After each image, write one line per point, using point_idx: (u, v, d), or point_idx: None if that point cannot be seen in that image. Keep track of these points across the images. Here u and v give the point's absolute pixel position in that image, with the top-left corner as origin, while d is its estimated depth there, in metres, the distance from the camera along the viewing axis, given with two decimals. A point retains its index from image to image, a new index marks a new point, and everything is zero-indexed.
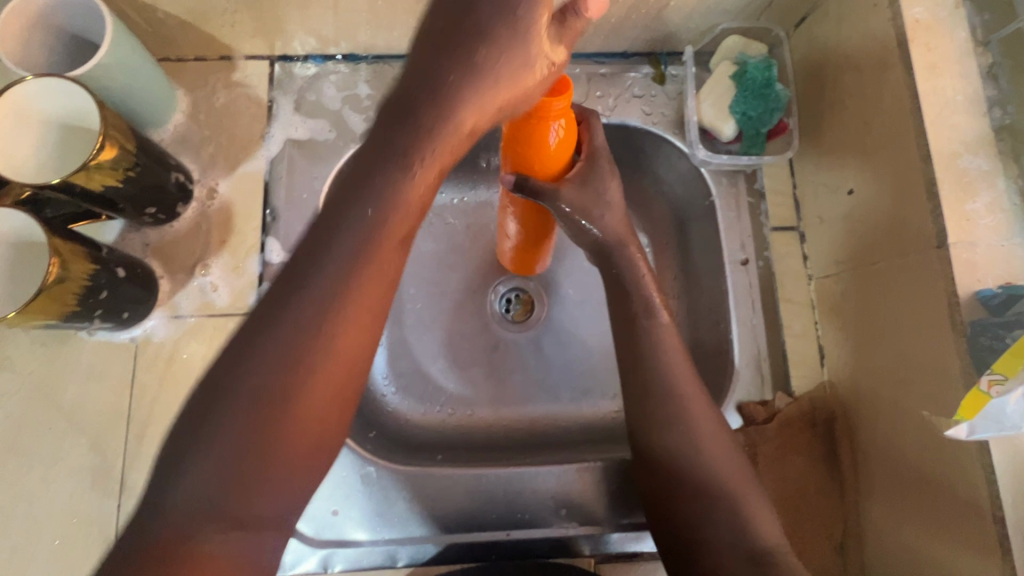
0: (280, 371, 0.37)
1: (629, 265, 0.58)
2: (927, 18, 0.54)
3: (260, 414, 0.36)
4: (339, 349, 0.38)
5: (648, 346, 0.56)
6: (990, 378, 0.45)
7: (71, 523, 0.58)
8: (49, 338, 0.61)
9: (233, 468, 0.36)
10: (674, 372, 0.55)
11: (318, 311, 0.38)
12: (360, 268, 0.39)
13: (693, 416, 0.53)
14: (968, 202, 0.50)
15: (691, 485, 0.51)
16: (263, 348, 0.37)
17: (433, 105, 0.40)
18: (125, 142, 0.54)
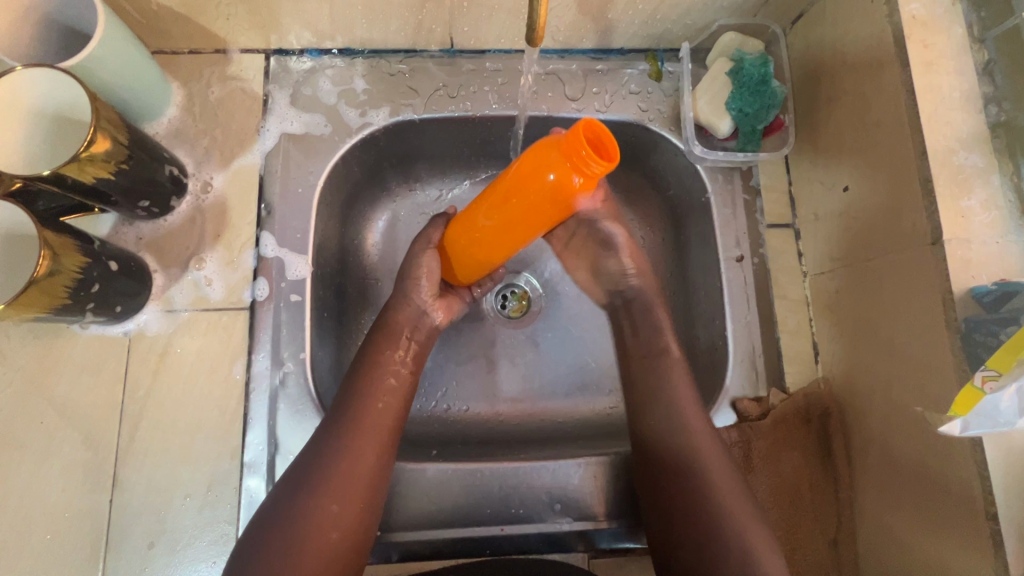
0: (320, 475, 0.52)
1: (648, 316, 0.65)
2: (923, 14, 0.54)
3: (304, 538, 0.50)
4: (360, 459, 0.54)
5: (664, 382, 0.61)
6: (984, 374, 0.45)
7: (63, 517, 0.58)
8: (41, 330, 0.61)
9: (293, 544, 0.49)
10: (680, 407, 0.59)
11: (349, 425, 0.55)
12: (367, 410, 0.56)
13: (696, 447, 0.57)
14: (963, 199, 0.50)
15: (693, 516, 0.54)
16: (312, 478, 0.53)
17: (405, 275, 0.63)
18: (117, 134, 0.54)
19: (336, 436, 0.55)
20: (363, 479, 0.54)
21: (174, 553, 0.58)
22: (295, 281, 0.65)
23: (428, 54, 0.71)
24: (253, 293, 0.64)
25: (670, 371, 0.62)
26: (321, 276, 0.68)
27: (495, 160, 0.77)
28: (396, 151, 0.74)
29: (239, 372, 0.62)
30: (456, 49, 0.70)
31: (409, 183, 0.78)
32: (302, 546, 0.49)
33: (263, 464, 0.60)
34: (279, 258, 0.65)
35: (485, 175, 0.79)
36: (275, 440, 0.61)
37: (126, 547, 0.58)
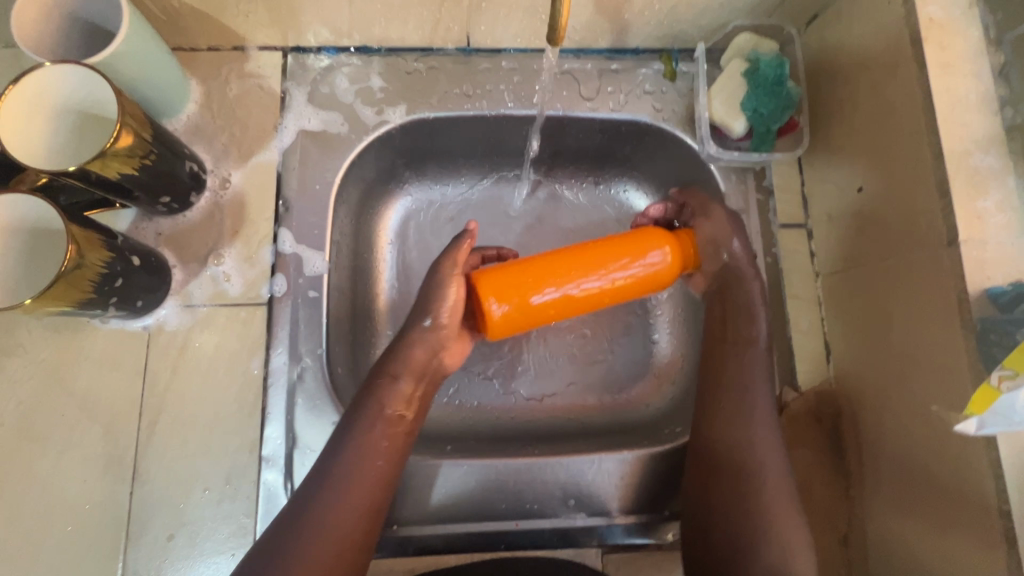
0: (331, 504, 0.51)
1: (746, 296, 0.64)
2: (941, 17, 0.54)
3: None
4: (366, 486, 0.53)
5: (745, 379, 0.60)
6: (1000, 373, 0.45)
7: (83, 509, 0.58)
8: (63, 324, 0.61)
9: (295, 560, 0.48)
10: (752, 418, 0.58)
11: (358, 454, 0.53)
12: (365, 460, 0.53)
13: (760, 462, 0.56)
14: (979, 200, 0.51)
15: (732, 517, 0.54)
16: (291, 549, 0.48)
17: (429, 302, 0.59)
18: (141, 130, 0.54)
19: (324, 504, 0.51)
20: (354, 523, 0.51)
21: (193, 545, 0.59)
22: (313, 276, 0.66)
23: (445, 52, 0.71)
24: (271, 289, 0.65)
25: (755, 360, 0.62)
26: (337, 272, 0.69)
27: (510, 158, 0.78)
28: (413, 149, 0.74)
29: (258, 367, 0.63)
30: (472, 48, 0.71)
31: (423, 182, 0.78)
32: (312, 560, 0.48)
33: (281, 457, 0.61)
34: (297, 254, 0.66)
35: (499, 175, 0.80)
36: (292, 434, 0.62)
37: (146, 538, 0.58)
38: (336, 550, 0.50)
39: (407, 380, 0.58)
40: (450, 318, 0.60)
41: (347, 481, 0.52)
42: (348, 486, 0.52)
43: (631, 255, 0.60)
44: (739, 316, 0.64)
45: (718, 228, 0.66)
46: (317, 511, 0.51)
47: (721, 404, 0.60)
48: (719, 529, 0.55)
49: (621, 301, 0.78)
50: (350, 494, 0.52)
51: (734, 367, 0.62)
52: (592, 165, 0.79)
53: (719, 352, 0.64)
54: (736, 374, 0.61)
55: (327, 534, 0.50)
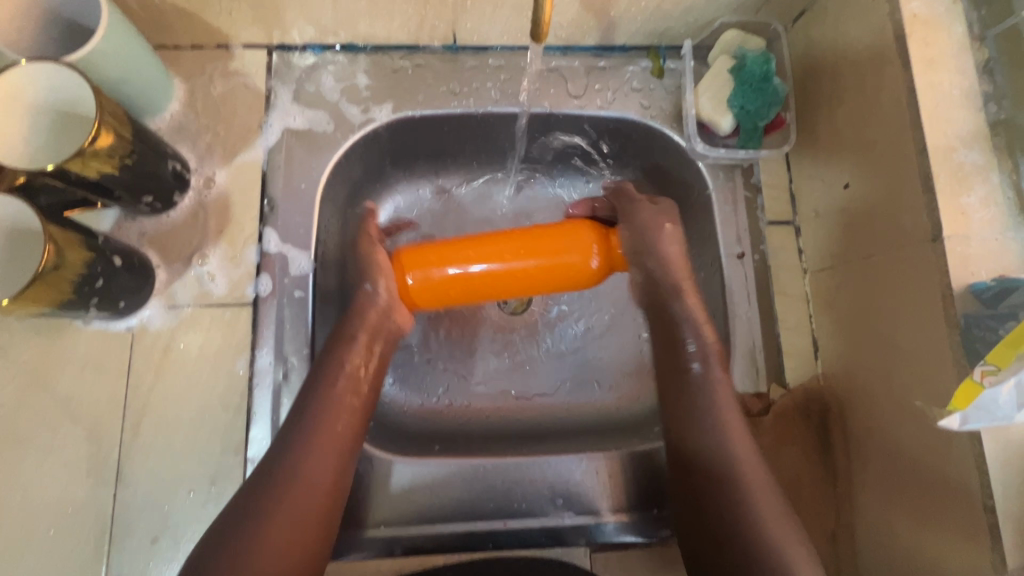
0: (299, 452, 0.51)
1: (687, 317, 0.62)
2: (925, 13, 0.54)
3: (260, 537, 0.47)
4: (332, 436, 0.53)
5: (700, 384, 0.59)
6: (983, 368, 0.45)
7: (65, 512, 0.58)
8: (44, 326, 0.61)
9: (262, 505, 0.49)
10: (718, 405, 0.58)
11: (317, 406, 0.54)
12: (328, 411, 0.54)
13: (734, 453, 0.55)
14: (963, 196, 0.51)
15: (718, 510, 0.53)
16: (262, 495, 0.49)
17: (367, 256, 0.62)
18: (121, 129, 0.53)
19: (289, 447, 0.52)
20: (325, 468, 0.52)
21: (177, 548, 0.58)
22: (298, 276, 0.65)
23: (431, 50, 0.71)
24: (256, 289, 0.64)
25: (706, 388, 0.59)
26: (324, 271, 0.69)
27: (497, 157, 0.77)
28: (400, 147, 0.74)
29: (242, 368, 0.62)
30: (459, 46, 0.71)
31: (411, 181, 0.78)
32: (287, 508, 0.49)
33: None
34: (282, 253, 0.65)
35: (487, 174, 0.79)
36: (278, 435, 0.61)
37: (129, 542, 0.58)
38: (308, 490, 0.50)
39: (361, 340, 0.59)
40: (392, 286, 0.60)
41: (310, 428, 0.53)
42: (313, 436, 0.52)
43: (540, 257, 0.59)
44: (679, 343, 0.62)
45: (653, 230, 0.63)
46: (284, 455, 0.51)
47: (693, 408, 0.58)
48: (711, 519, 0.53)
49: (609, 299, 0.78)
50: (319, 446, 0.52)
51: (696, 392, 0.59)
52: (580, 163, 0.79)
53: (672, 379, 0.62)
54: (691, 395, 0.59)
55: (299, 479, 0.50)
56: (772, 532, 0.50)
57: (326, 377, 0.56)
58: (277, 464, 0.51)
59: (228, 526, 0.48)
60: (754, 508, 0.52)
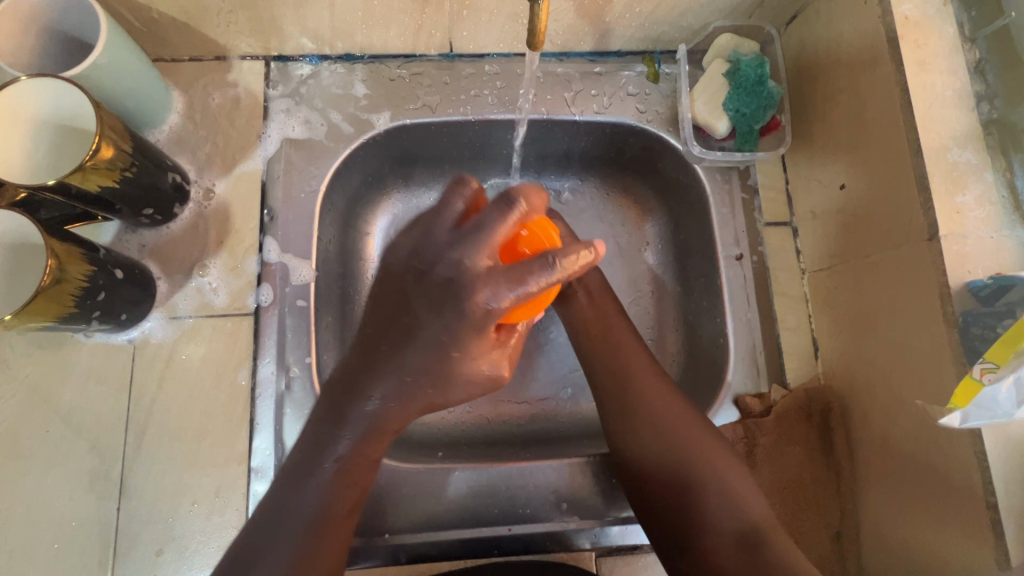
0: (308, 538, 0.50)
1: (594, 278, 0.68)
2: (915, 15, 0.55)
3: None
4: (340, 516, 0.52)
5: (615, 329, 0.65)
6: (982, 366, 0.45)
7: (70, 526, 0.58)
8: (46, 339, 0.61)
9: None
10: (629, 358, 0.63)
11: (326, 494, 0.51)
12: (335, 495, 0.52)
13: (649, 394, 0.60)
14: (958, 195, 0.51)
15: (658, 455, 0.58)
16: (291, 522, 0.50)
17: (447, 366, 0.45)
18: (120, 142, 0.54)
19: (310, 505, 0.51)
20: (339, 539, 0.52)
21: (182, 560, 0.58)
22: (300, 286, 0.65)
23: (428, 58, 0.71)
24: (257, 299, 0.64)
25: (621, 333, 0.64)
26: (324, 280, 0.69)
27: (495, 163, 0.78)
28: (397, 154, 0.74)
29: (245, 378, 0.62)
30: (455, 54, 0.71)
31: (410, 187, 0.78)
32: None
33: (271, 468, 0.60)
34: (282, 263, 0.65)
35: (485, 180, 0.80)
36: (281, 445, 0.61)
37: (135, 554, 0.58)
38: (337, 532, 0.52)
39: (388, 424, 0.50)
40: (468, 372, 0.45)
41: (337, 481, 0.51)
42: (325, 522, 0.51)
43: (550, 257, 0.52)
44: (594, 299, 0.66)
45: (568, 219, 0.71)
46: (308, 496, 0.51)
47: (615, 385, 0.61)
48: (654, 481, 0.57)
49: None
50: (331, 525, 0.51)
51: (613, 347, 0.63)
52: (576, 168, 0.79)
53: (599, 334, 0.65)
54: (608, 362, 0.63)
55: (320, 555, 0.51)
56: (703, 466, 0.57)
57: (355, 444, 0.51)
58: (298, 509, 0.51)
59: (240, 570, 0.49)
60: (677, 444, 0.58)
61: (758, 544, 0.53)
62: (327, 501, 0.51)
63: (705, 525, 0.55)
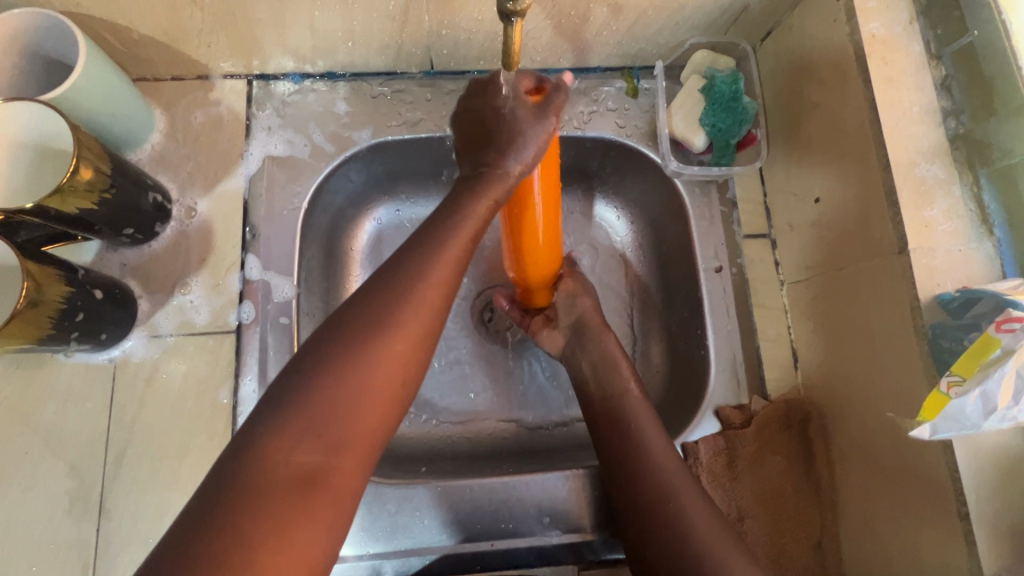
0: (352, 358, 0.38)
1: (602, 348, 0.66)
2: (882, 33, 0.56)
3: (311, 423, 0.36)
4: (409, 331, 0.40)
5: (629, 405, 0.62)
6: (949, 379, 0.46)
7: (48, 548, 0.57)
8: (25, 359, 0.61)
9: (307, 428, 0.36)
10: (626, 399, 0.62)
11: (387, 308, 0.40)
12: (408, 297, 0.41)
13: (635, 431, 0.60)
14: (926, 209, 0.52)
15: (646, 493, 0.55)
16: (345, 335, 0.39)
17: (501, 115, 0.46)
18: (99, 164, 0.54)
19: (364, 320, 0.40)
20: (409, 347, 0.40)
21: None
22: (282, 303, 0.66)
23: (409, 75, 0.72)
24: (239, 317, 0.64)
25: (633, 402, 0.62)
26: (307, 296, 0.69)
27: None
28: (380, 170, 0.75)
29: (226, 397, 0.62)
30: (437, 71, 0.72)
31: (393, 202, 0.78)
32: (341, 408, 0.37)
33: None
34: (264, 280, 0.66)
35: None
36: None
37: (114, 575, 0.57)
38: (398, 346, 0.40)
39: (478, 206, 0.46)
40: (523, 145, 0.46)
41: (411, 271, 0.42)
42: (387, 326, 0.40)
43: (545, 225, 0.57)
44: (604, 373, 0.65)
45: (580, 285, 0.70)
46: (371, 304, 0.41)
47: (615, 430, 0.61)
48: (659, 553, 0.53)
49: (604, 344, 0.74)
50: (400, 334, 0.40)
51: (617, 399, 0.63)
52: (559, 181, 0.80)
53: (608, 409, 0.63)
54: (615, 426, 0.61)
55: (379, 372, 0.38)
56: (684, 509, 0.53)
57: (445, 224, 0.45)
58: (360, 306, 0.41)
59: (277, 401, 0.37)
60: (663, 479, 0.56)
61: None
62: (388, 304, 0.41)
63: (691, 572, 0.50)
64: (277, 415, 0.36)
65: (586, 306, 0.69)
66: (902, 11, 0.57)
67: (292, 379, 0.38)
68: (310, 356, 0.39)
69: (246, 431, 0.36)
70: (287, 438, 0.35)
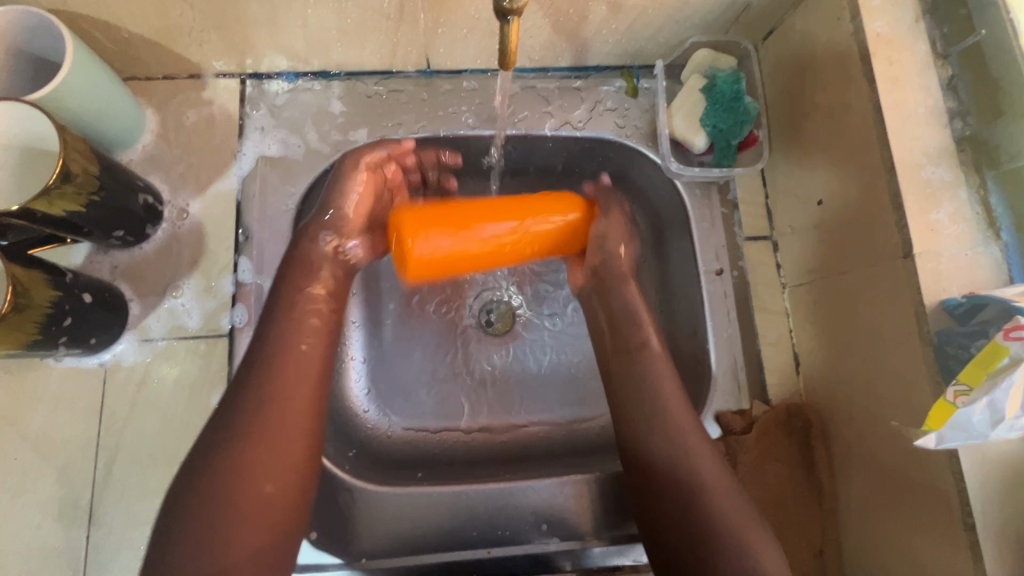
0: (250, 441, 0.47)
1: (624, 298, 0.64)
2: (888, 32, 0.55)
3: (227, 501, 0.44)
4: (294, 400, 0.50)
5: (653, 370, 0.60)
6: (956, 388, 0.45)
7: (37, 557, 0.56)
8: (13, 364, 0.59)
9: (208, 517, 0.43)
10: (656, 370, 0.60)
11: (268, 390, 0.49)
12: (285, 376, 0.50)
13: (660, 403, 0.57)
14: (932, 213, 0.51)
15: (675, 472, 0.54)
16: (234, 428, 0.47)
17: (337, 189, 0.60)
18: (87, 166, 0.53)
19: (251, 399, 0.49)
20: (301, 415, 0.50)
21: None
22: None
23: (405, 75, 0.71)
24: (231, 320, 0.63)
25: (657, 364, 0.60)
26: None
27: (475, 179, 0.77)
28: None
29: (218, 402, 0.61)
30: (432, 70, 0.70)
31: None
32: (242, 487, 0.45)
33: None
34: (257, 283, 0.65)
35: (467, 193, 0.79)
36: None
37: None
38: (288, 411, 0.49)
39: (321, 262, 0.58)
40: (353, 211, 0.61)
41: (279, 360, 0.51)
42: (273, 400, 0.49)
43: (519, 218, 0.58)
44: (618, 324, 0.64)
45: (614, 226, 0.64)
46: (247, 405, 0.48)
47: (640, 400, 0.58)
48: (679, 530, 0.52)
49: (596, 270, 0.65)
50: (287, 400, 0.49)
51: (641, 368, 0.60)
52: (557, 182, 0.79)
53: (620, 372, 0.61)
54: (654, 411, 0.57)
55: (274, 442, 0.48)
56: (713, 486, 0.52)
57: (298, 317, 0.54)
58: (242, 398, 0.49)
59: (195, 490, 0.44)
60: (692, 458, 0.54)
61: None
62: (261, 377, 0.50)
63: (718, 552, 0.49)
64: (178, 527, 0.43)
65: (617, 252, 0.65)
66: (908, 9, 0.55)
67: (194, 480, 0.45)
68: (208, 455, 0.46)
69: (158, 547, 0.43)
70: (199, 524, 0.43)
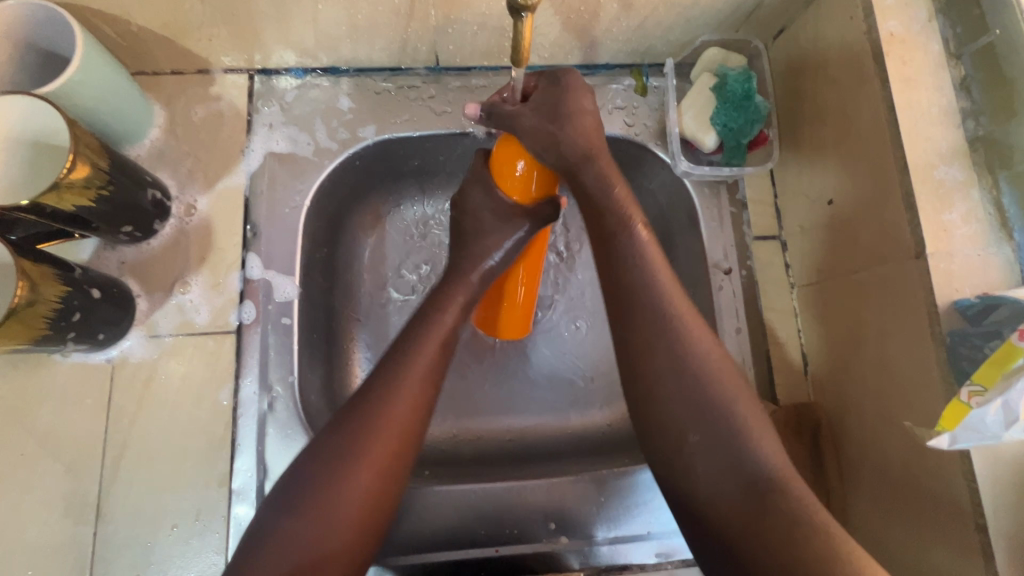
0: (357, 442, 0.46)
1: (598, 178, 0.52)
2: (901, 32, 0.55)
3: (326, 501, 0.44)
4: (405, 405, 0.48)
5: (635, 257, 0.51)
6: (970, 388, 0.45)
7: (43, 553, 0.56)
8: (20, 359, 0.59)
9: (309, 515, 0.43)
10: (641, 260, 0.50)
11: (381, 396, 0.48)
12: (398, 385, 0.49)
13: (641, 283, 0.50)
14: (945, 212, 0.51)
15: (664, 362, 0.48)
16: (346, 434, 0.46)
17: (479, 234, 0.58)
18: (97, 160, 0.52)
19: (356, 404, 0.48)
20: (407, 417, 0.48)
21: None
22: (283, 303, 0.64)
23: (415, 72, 0.71)
24: (240, 317, 0.63)
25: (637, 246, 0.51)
26: (309, 295, 0.68)
27: None
28: (385, 168, 0.74)
29: (226, 398, 0.61)
30: (442, 67, 0.70)
31: (397, 199, 0.77)
32: (344, 487, 0.45)
33: (251, 490, 0.59)
34: (266, 280, 0.65)
35: None
36: (264, 466, 0.60)
37: None
38: (401, 414, 0.48)
39: (460, 294, 0.56)
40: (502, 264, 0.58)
41: (396, 369, 0.50)
42: (386, 408, 0.48)
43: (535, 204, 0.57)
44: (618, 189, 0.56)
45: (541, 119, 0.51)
46: (358, 421, 0.47)
47: (627, 286, 0.50)
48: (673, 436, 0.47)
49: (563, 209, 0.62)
50: (399, 407, 0.48)
51: (624, 252, 0.51)
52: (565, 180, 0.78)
53: (601, 255, 0.52)
54: (654, 298, 0.49)
55: (378, 446, 0.46)
56: (711, 386, 0.47)
57: (411, 346, 0.51)
58: (358, 402, 0.48)
59: (302, 483, 0.45)
60: (680, 341, 0.48)
61: (761, 493, 0.43)
62: (383, 382, 0.49)
63: (712, 463, 0.45)
64: (276, 522, 0.44)
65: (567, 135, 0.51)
66: (922, 8, 0.55)
67: (298, 485, 0.45)
68: (313, 458, 0.46)
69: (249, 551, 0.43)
70: (305, 521, 0.43)
